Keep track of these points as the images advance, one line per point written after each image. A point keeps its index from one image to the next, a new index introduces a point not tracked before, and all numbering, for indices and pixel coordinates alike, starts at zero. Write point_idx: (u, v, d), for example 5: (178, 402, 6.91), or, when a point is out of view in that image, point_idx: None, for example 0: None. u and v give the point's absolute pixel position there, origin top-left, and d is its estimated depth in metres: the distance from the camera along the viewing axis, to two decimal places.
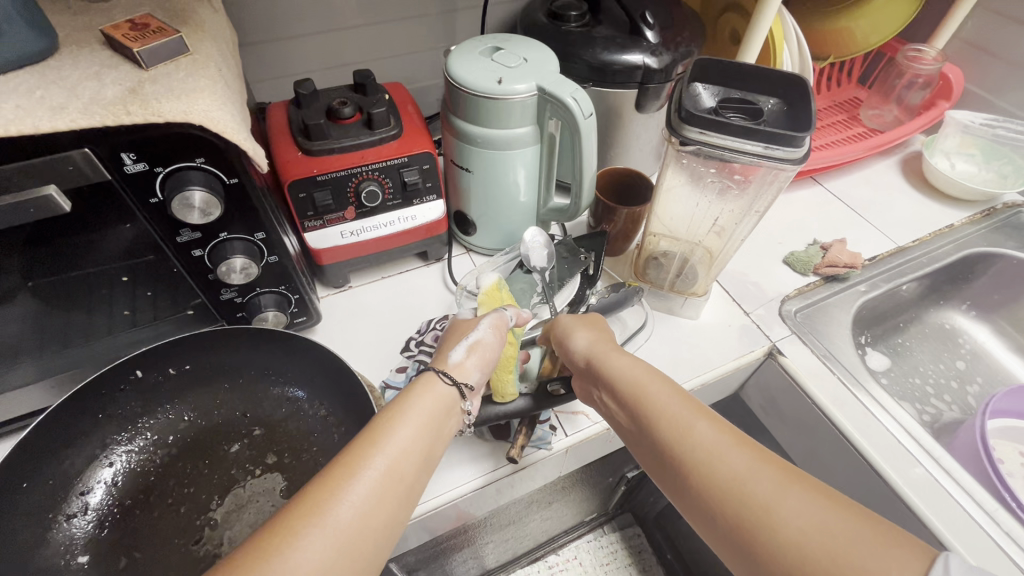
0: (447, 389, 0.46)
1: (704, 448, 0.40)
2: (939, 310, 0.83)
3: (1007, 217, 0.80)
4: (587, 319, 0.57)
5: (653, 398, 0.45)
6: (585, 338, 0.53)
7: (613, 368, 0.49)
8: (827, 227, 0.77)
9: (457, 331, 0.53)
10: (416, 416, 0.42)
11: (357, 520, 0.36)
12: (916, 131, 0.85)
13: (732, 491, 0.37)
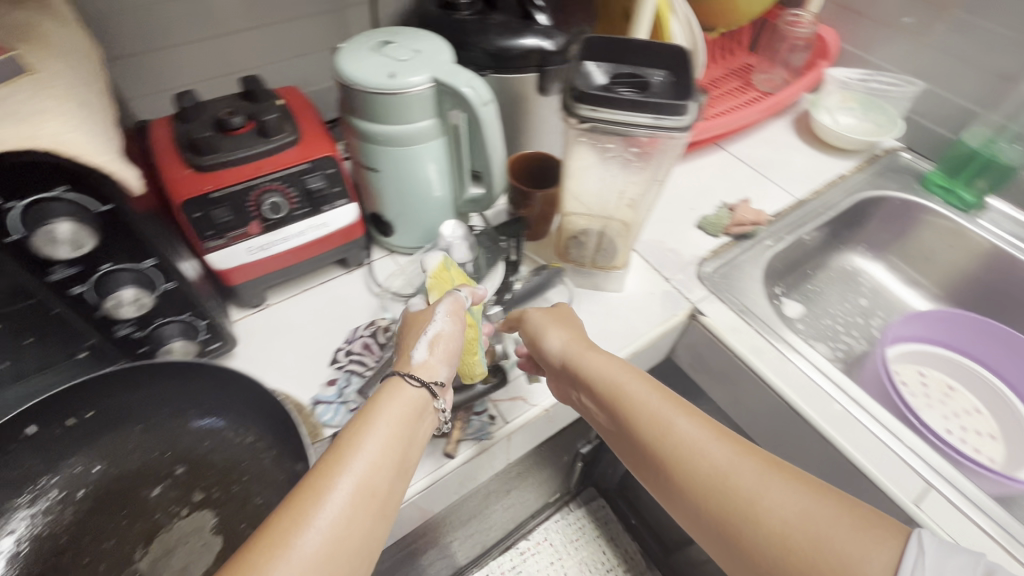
0: (419, 392, 0.45)
1: (688, 447, 0.42)
2: (841, 255, 0.90)
3: (888, 163, 0.88)
4: (557, 311, 0.58)
5: (631, 399, 0.47)
6: (558, 341, 0.54)
7: (590, 371, 0.50)
8: (734, 189, 0.81)
9: (414, 325, 0.50)
10: (385, 425, 0.42)
11: (326, 546, 0.36)
12: (801, 91, 0.91)
13: (717, 488, 0.40)
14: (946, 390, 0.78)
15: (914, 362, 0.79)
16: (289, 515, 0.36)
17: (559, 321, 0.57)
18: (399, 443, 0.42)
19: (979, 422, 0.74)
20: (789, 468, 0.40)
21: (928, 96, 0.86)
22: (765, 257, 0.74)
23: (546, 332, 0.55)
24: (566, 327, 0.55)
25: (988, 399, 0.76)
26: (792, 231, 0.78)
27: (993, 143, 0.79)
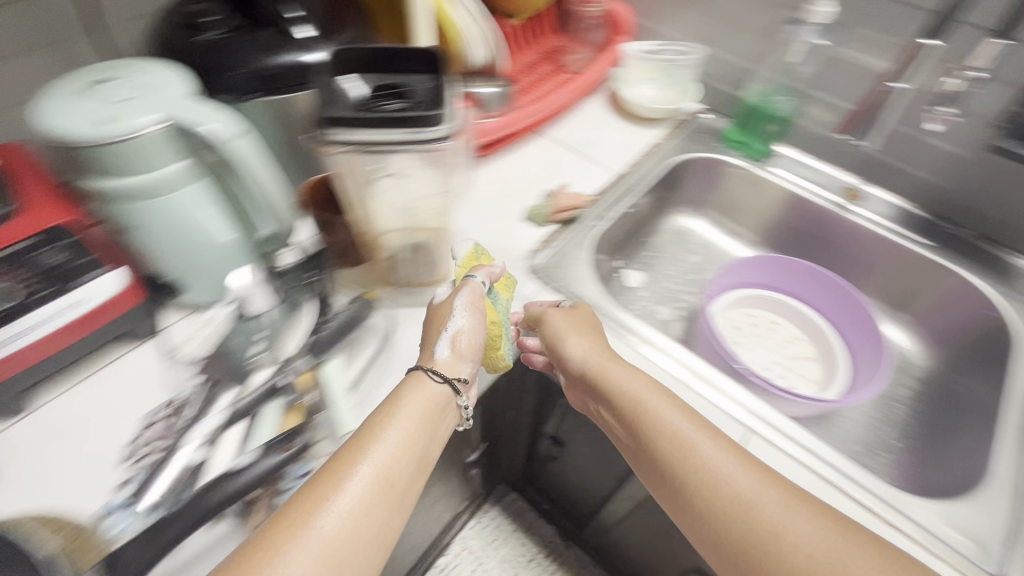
0: (440, 388, 0.50)
1: (711, 471, 0.47)
2: (669, 218, 0.96)
3: (692, 127, 0.94)
4: (575, 317, 0.61)
5: (654, 419, 0.51)
6: (591, 348, 0.58)
7: (618, 381, 0.55)
8: (556, 175, 0.82)
9: (439, 319, 0.53)
10: (406, 418, 0.46)
11: (344, 528, 0.39)
12: (605, 68, 0.95)
13: (735, 509, 0.45)
14: (774, 326, 0.86)
15: (742, 305, 0.86)
16: (311, 497, 0.40)
17: (574, 335, 0.59)
18: (402, 448, 0.45)
19: (800, 349, 0.83)
20: (813, 503, 0.46)
21: (712, 59, 0.92)
22: (588, 239, 0.75)
23: (575, 342, 0.58)
24: (584, 343, 0.58)
25: (807, 326, 0.85)
26: (614, 206, 0.81)
27: (768, 97, 0.87)
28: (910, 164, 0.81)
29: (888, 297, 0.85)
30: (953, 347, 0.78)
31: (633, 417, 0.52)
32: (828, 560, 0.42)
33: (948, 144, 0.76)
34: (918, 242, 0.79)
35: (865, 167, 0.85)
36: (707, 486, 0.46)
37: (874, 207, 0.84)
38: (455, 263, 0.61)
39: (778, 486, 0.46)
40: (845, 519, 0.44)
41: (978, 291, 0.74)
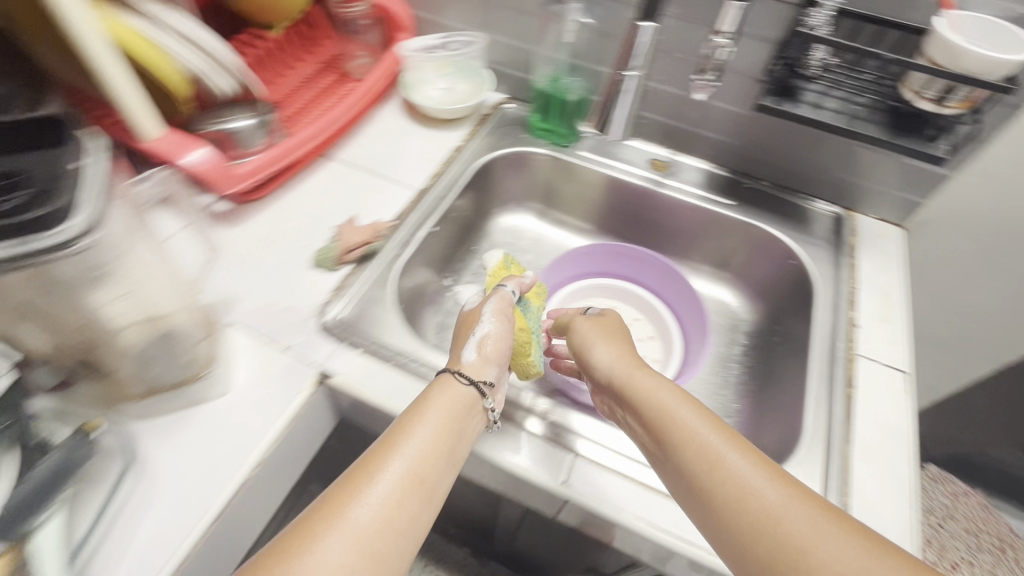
0: (466, 390, 0.52)
1: (737, 482, 0.43)
2: (493, 221, 0.91)
3: (496, 121, 0.89)
4: (595, 324, 0.65)
5: (680, 423, 0.48)
6: (623, 355, 0.58)
7: (642, 387, 0.53)
8: (347, 205, 0.73)
9: (469, 323, 0.61)
10: (436, 414, 0.49)
11: (376, 522, 0.41)
12: (391, 73, 0.87)
13: (758, 516, 0.41)
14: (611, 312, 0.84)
15: (578, 298, 0.83)
16: (335, 496, 0.42)
17: (604, 338, 0.62)
18: (453, 425, 0.49)
19: (638, 332, 0.82)
20: (848, 521, 0.40)
21: (497, 47, 0.85)
22: (394, 270, 0.69)
23: (604, 356, 0.59)
24: (617, 340, 0.62)
25: (643, 306, 0.84)
26: (418, 230, 0.73)
27: (559, 82, 0.82)
28: (704, 127, 0.81)
29: (710, 260, 0.86)
30: (769, 299, 0.81)
31: (658, 421, 0.50)
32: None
33: (729, 104, 0.76)
34: (722, 204, 0.81)
35: (667, 135, 0.85)
36: (733, 494, 0.43)
37: (680, 175, 0.84)
38: (489, 273, 0.76)
39: (807, 500, 0.41)
40: (881, 537, 0.39)
41: (779, 242, 0.77)
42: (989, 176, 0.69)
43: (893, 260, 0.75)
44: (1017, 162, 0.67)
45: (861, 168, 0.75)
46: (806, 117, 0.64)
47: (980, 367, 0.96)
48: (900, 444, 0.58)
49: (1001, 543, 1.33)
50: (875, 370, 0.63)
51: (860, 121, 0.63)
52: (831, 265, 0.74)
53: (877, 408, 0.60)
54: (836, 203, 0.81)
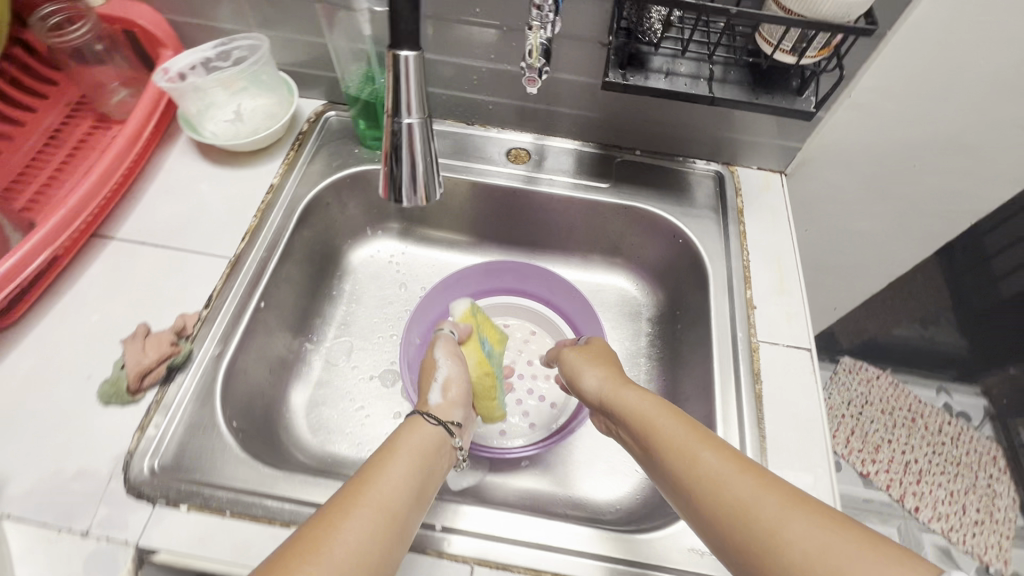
0: (435, 429, 0.53)
1: (710, 475, 0.42)
2: (348, 255, 0.77)
3: (318, 135, 0.73)
4: (580, 349, 0.63)
5: (660, 427, 0.48)
6: (609, 374, 0.57)
7: (633, 403, 0.52)
8: (138, 307, 0.58)
9: (425, 371, 0.60)
10: (408, 452, 0.48)
11: (349, 558, 0.38)
12: (163, 105, 0.68)
13: (729, 500, 0.40)
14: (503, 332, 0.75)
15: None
16: (314, 526, 0.39)
17: (589, 361, 0.60)
18: (421, 459, 0.49)
19: (535, 349, 0.74)
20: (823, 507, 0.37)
21: (295, 45, 0.69)
22: (218, 377, 0.55)
23: (591, 378, 0.58)
24: (605, 359, 0.60)
25: (535, 317, 0.75)
26: (240, 312, 0.59)
27: (374, 80, 0.66)
28: (560, 103, 0.69)
29: (598, 248, 0.77)
30: (664, 279, 0.73)
31: (641, 429, 0.50)
32: (828, 556, 0.33)
33: (578, 75, 0.65)
34: (595, 188, 0.71)
35: (523, 117, 0.73)
36: (708, 486, 0.41)
37: (546, 163, 0.73)
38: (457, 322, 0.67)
39: (775, 487, 0.39)
40: (853, 520, 0.35)
41: (663, 221, 0.69)
42: (862, 109, 0.63)
43: (780, 216, 0.69)
44: (887, 89, 0.61)
45: (733, 120, 0.67)
46: (661, 88, 0.53)
47: (878, 281, 0.95)
48: (813, 436, 0.54)
49: (912, 414, 1.44)
50: (779, 355, 0.59)
51: (718, 83, 0.53)
52: (720, 235, 0.67)
53: (786, 400, 0.56)
54: (714, 158, 0.73)
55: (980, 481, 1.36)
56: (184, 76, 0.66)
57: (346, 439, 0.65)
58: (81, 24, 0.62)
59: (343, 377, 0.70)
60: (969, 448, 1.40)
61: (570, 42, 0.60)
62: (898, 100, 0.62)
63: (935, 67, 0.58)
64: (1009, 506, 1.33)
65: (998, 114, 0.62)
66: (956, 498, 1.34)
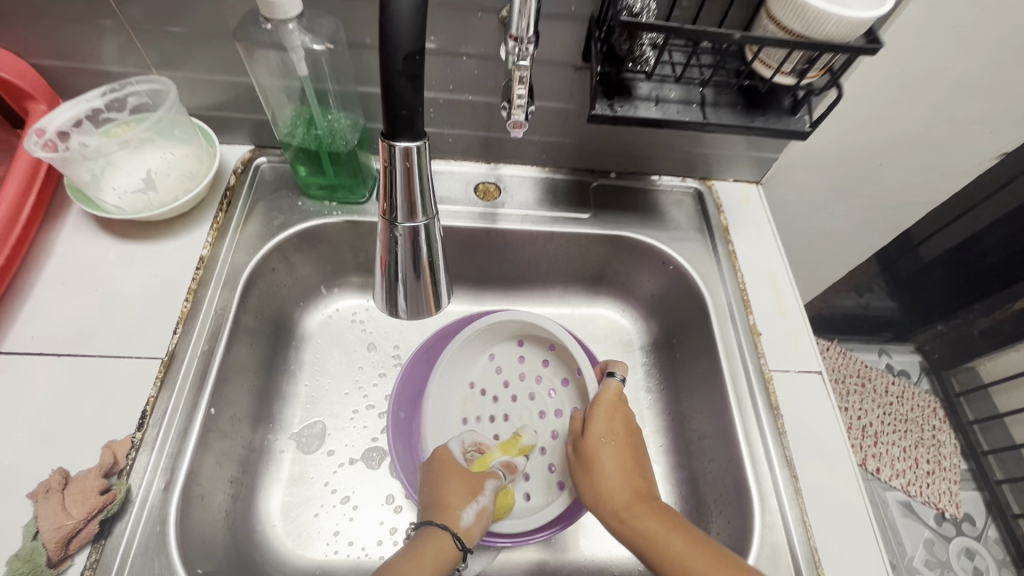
0: (453, 551, 0.46)
1: (652, 536, 0.45)
2: (303, 321, 0.67)
3: (249, 190, 0.62)
4: (578, 449, 0.52)
5: (604, 475, 0.49)
6: (598, 481, 0.49)
7: (637, 527, 0.46)
8: (44, 440, 0.45)
9: (462, 474, 0.50)
10: (423, 563, 0.43)
11: None
12: (44, 172, 0.56)
13: (655, 548, 0.44)
14: (520, 364, 0.62)
15: (474, 354, 0.62)
16: None
17: (584, 463, 0.51)
18: (438, 569, 0.44)
19: (554, 379, 0.61)
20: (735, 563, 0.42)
21: (210, 86, 0.58)
22: (172, 515, 0.44)
23: (583, 490, 0.50)
24: (606, 441, 0.51)
25: (547, 341, 0.61)
26: (185, 428, 0.48)
27: (309, 122, 0.54)
28: (527, 131, 0.63)
29: (580, 278, 0.71)
30: (656, 306, 0.69)
31: (587, 465, 0.50)
32: None
33: (548, 102, 0.58)
34: (575, 220, 0.66)
35: (486, 147, 0.65)
36: (646, 537, 0.45)
37: (517, 197, 0.67)
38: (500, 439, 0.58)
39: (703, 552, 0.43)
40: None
41: (651, 248, 0.65)
42: (837, 116, 0.62)
43: (765, 230, 0.67)
44: (863, 96, 0.59)
45: (710, 135, 0.64)
46: (652, 117, 0.48)
47: (838, 271, 0.96)
48: (841, 466, 0.53)
49: (861, 379, 1.48)
50: (793, 382, 0.57)
51: (711, 107, 0.49)
52: (711, 258, 0.64)
53: (809, 431, 0.54)
54: (689, 175, 0.70)
55: (926, 433, 1.44)
56: (67, 135, 0.53)
57: (334, 543, 0.56)
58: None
59: (319, 467, 0.60)
60: (913, 404, 1.48)
61: (540, 66, 0.54)
62: (871, 106, 0.61)
63: (907, 74, 0.57)
64: (952, 453, 1.43)
65: (962, 113, 0.62)
66: (908, 453, 1.39)
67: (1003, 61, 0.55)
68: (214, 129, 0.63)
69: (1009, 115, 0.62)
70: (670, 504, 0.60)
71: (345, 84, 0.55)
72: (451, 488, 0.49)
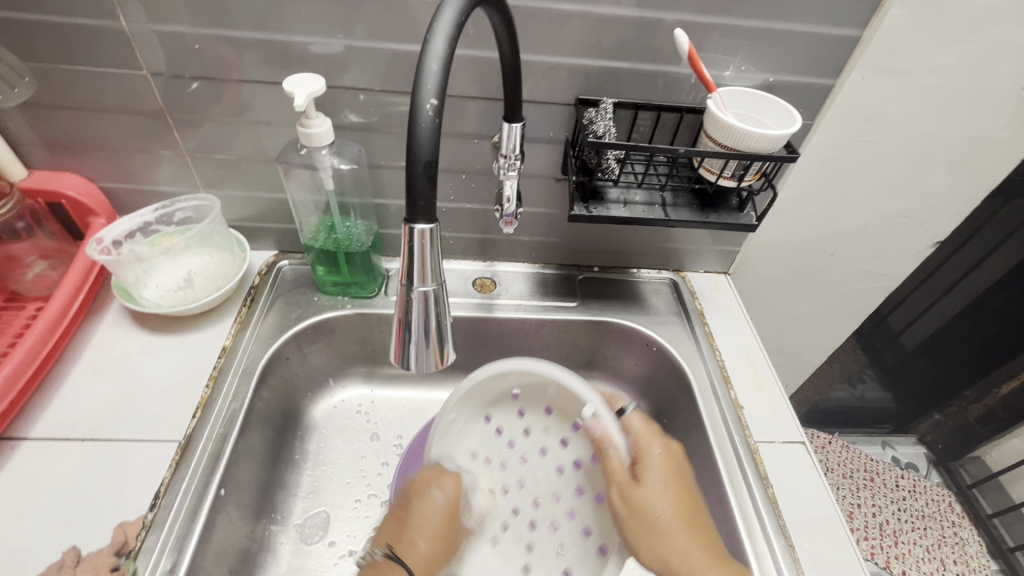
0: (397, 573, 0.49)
1: None
2: (311, 409, 0.71)
3: (271, 288, 0.69)
4: (634, 506, 0.51)
5: (665, 538, 0.50)
6: (666, 543, 0.50)
7: None
8: (60, 521, 0.47)
9: (422, 498, 0.55)
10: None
11: None
12: (94, 276, 0.63)
13: None
14: (521, 423, 0.61)
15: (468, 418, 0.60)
16: None
17: (643, 518, 0.51)
18: None
19: (561, 431, 0.60)
20: None
21: (248, 201, 0.68)
22: None
23: (646, 546, 0.51)
24: (663, 496, 0.52)
25: (544, 402, 0.60)
26: (195, 509, 0.49)
27: (333, 229, 0.64)
28: (518, 233, 0.72)
29: (573, 363, 0.76)
30: (645, 388, 0.74)
31: (646, 523, 0.51)
32: None
33: (536, 208, 0.69)
34: (564, 308, 0.72)
35: (483, 247, 0.74)
36: None
37: (512, 289, 0.74)
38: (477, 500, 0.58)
39: None
40: None
41: (636, 332, 0.71)
42: (784, 215, 0.72)
43: (737, 315, 0.74)
44: (803, 197, 0.70)
45: (677, 233, 0.73)
46: (622, 216, 0.57)
47: (820, 356, 1.01)
48: (832, 533, 0.54)
49: (869, 473, 1.38)
50: (779, 453, 0.60)
51: (671, 207, 0.59)
52: (691, 339, 0.70)
53: (799, 501, 0.56)
54: (664, 267, 0.79)
55: (947, 530, 1.31)
56: (119, 244, 0.62)
57: None
58: (4, 202, 0.58)
59: (319, 558, 0.60)
60: (926, 498, 1.37)
61: (528, 179, 0.65)
62: (813, 206, 0.71)
63: (835, 179, 0.68)
64: (980, 551, 1.29)
65: (891, 209, 0.73)
66: (933, 554, 1.24)
67: (912, 166, 0.67)
68: (246, 237, 0.72)
69: (932, 211, 0.73)
70: None
71: (365, 197, 0.65)
72: (419, 522, 0.53)
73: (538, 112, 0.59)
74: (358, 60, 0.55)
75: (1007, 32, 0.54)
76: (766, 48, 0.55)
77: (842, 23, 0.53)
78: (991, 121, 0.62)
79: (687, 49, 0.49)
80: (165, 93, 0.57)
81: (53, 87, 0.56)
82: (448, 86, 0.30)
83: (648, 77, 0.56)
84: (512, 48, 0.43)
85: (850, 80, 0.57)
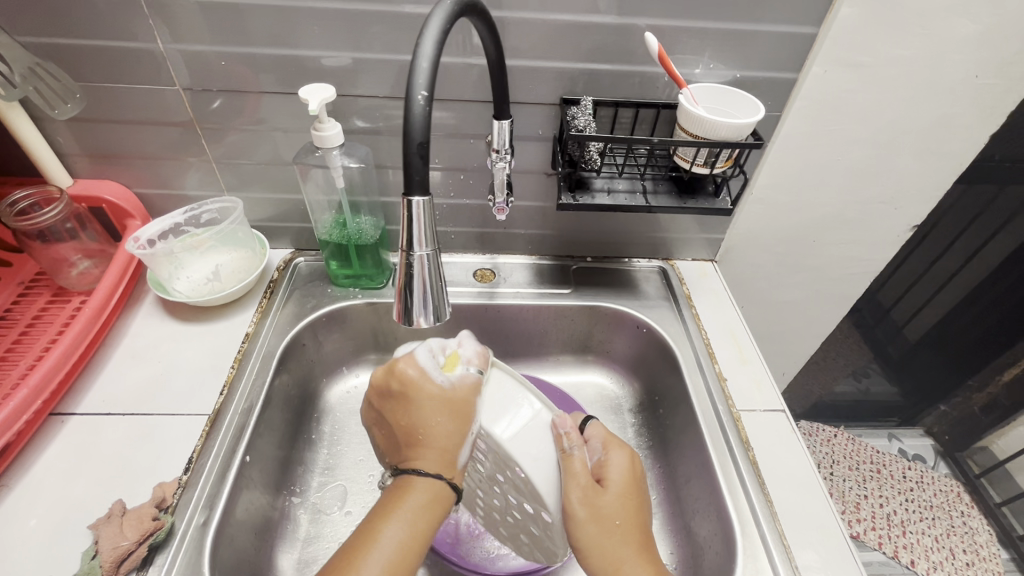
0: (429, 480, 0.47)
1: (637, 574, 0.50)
2: (326, 394, 0.76)
3: (288, 282, 0.76)
4: (591, 509, 0.51)
5: (604, 506, 0.52)
6: (596, 522, 0.51)
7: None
8: (105, 483, 0.53)
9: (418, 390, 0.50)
10: (407, 516, 0.45)
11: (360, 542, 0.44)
12: (131, 272, 0.70)
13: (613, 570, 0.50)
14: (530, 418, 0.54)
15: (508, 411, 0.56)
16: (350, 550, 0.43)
17: (595, 522, 0.51)
18: (434, 504, 0.47)
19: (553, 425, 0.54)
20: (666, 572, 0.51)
21: (268, 202, 0.75)
22: (207, 546, 0.50)
23: (594, 553, 0.51)
24: (618, 503, 0.52)
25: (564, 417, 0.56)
26: (224, 471, 0.55)
27: (344, 225, 0.70)
28: (515, 226, 0.78)
29: (570, 347, 0.81)
30: (638, 369, 0.78)
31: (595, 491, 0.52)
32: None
33: (530, 201, 0.75)
34: (558, 294, 0.77)
35: (483, 241, 0.80)
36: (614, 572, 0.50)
37: (510, 278, 0.79)
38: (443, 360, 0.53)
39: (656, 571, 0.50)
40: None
41: (627, 315, 0.76)
42: (764, 203, 0.77)
43: (723, 298, 0.79)
44: (780, 185, 0.75)
45: (665, 222, 0.79)
46: (606, 203, 0.62)
47: (813, 342, 1.04)
48: (808, 491, 0.58)
49: (875, 465, 1.40)
50: (759, 420, 0.64)
51: (651, 194, 0.64)
52: (678, 320, 0.75)
53: (777, 464, 0.60)
54: (654, 256, 0.83)
55: (956, 520, 1.32)
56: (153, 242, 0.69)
57: None
58: (54, 206, 0.64)
59: (335, 527, 0.64)
60: (933, 489, 1.38)
61: (521, 174, 0.71)
62: (790, 194, 0.76)
63: (809, 168, 0.73)
64: (989, 540, 1.28)
65: (866, 195, 0.77)
66: (942, 543, 1.25)
67: (880, 153, 0.72)
68: (265, 237, 0.79)
69: (905, 195, 0.77)
70: (668, 559, 0.63)
71: (372, 195, 0.71)
72: (417, 426, 0.50)
73: (528, 112, 0.65)
74: (366, 70, 0.61)
75: (955, 24, 0.59)
76: (733, 47, 0.61)
77: (800, 21, 0.59)
78: (951, 108, 0.67)
79: (657, 49, 0.55)
80: (194, 106, 0.64)
81: (97, 102, 0.63)
82: (436, 79, 0.36)
83: (626, 76, 0.62)
84: (498, 51, 0.49)
85: (812, 73, 0.62)
